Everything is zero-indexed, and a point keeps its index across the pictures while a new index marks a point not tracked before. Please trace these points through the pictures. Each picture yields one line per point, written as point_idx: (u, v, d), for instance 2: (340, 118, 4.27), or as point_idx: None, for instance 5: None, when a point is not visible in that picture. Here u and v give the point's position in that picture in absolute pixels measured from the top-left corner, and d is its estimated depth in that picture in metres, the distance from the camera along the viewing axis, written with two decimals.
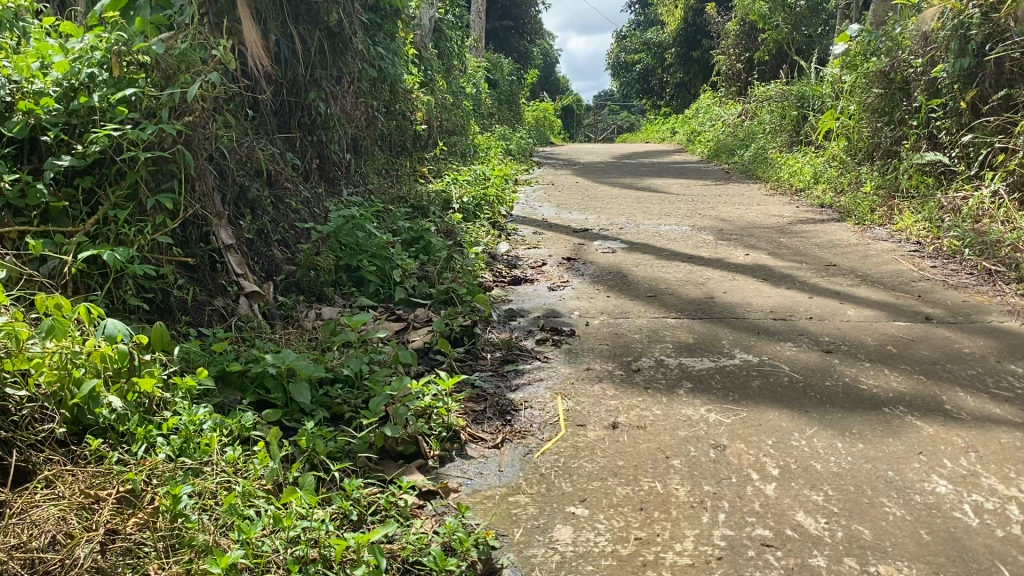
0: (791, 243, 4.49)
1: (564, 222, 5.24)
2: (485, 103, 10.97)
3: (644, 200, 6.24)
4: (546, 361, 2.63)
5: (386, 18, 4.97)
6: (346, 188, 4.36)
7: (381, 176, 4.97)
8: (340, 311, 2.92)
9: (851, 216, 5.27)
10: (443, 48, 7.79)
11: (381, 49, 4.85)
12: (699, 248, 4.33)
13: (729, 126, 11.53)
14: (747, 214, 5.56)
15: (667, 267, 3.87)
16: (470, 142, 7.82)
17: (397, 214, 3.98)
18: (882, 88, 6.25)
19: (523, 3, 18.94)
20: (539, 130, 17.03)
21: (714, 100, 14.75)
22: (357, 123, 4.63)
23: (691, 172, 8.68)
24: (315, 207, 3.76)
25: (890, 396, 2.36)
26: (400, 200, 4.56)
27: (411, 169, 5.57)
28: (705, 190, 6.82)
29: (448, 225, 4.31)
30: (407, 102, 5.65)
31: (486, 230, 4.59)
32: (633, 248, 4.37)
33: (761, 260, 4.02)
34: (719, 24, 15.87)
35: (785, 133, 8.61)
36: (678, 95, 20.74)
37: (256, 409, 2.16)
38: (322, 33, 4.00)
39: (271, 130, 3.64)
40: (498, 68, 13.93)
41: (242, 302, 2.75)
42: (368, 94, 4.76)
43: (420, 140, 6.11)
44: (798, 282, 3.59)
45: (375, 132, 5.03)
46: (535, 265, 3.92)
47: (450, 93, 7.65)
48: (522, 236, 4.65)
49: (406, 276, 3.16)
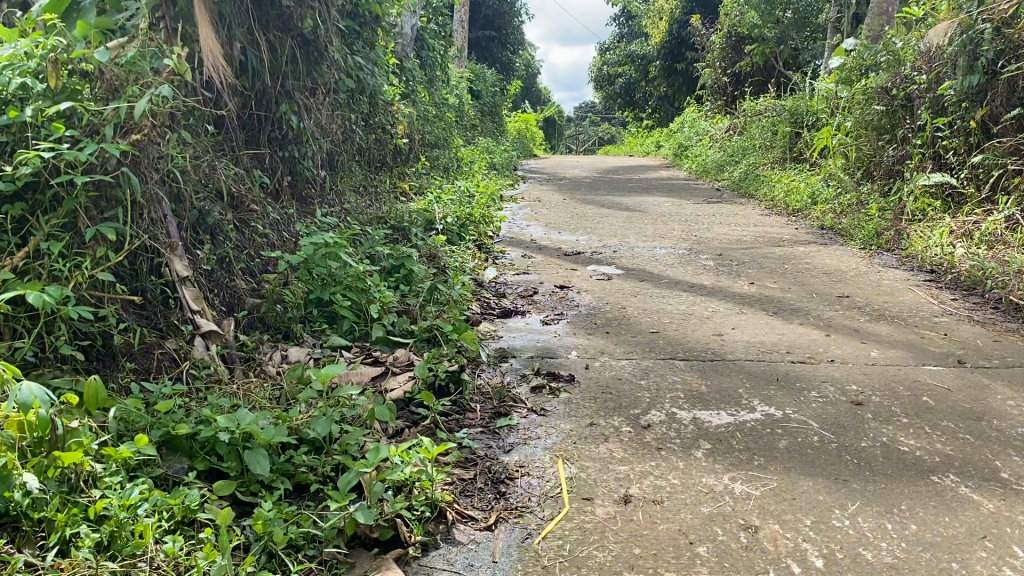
0: (796, 270, 4.22)
1: (553, 243, 4.95)
2: (467, 114, 10.67)
3: (636, 219, 5.97)
4: (543, 414, 2.33)
5: (366, 26, 4.67)
6: (320, 208, 4.04)
7: (359, 195, 4.66)
8: (310, 354, 2.59)
9: (855, 240, 5.01)
10: (425, 58, 7.49)
11: (361, 59, 4.54)
12: (699, 276, 4.05)
13: (717, 141, 11.29)
14: (745, 235, 5.30)
15: (668, 298, 3.58)
16: (453, 155, 7.52)
17: (375, 239, 3.67)
18: (884, 105, 6.01)
19: (507, 13, 18.70)
20: (522, 142, 16.76)
21: (700, 114, 14.53)
22: (332, 137, 4.31)
23: (680, 188, 8.43)
24: (285, 231, 3.44)
25: (937, 460, 2.06)
26: (379, 221, 4.25)
27: (392, 186, 5.26)
28: (697, 209, 6.56)
29: (430, 250, 3.99)
30: (388, 114, 5.34)
31: (471, 254, 4.28)
32: (629, 274, 4.09)
33: (767, 290, 3.74)
34: (704, 37, 15.67)
35: (777, 149, 8.37)
36: (661, 108, 20.54)
37: (206, 479, 1.84)
38: (296, 41, 3.68)
39: (237, 147, 3.32)
40: (480, 79, 13.65)
41: (198, 343, 2.45)
42: (345, 108, 4.44)
43: (402, 154, 5.80)
44: (812, 317, 3.30)
45: (353, 147, 4.72)
46: (525, 295, 3.62)
47: (432, 106, 7.35)
48: (509, 260, 4.35)
49: (384, 311, 2.84)
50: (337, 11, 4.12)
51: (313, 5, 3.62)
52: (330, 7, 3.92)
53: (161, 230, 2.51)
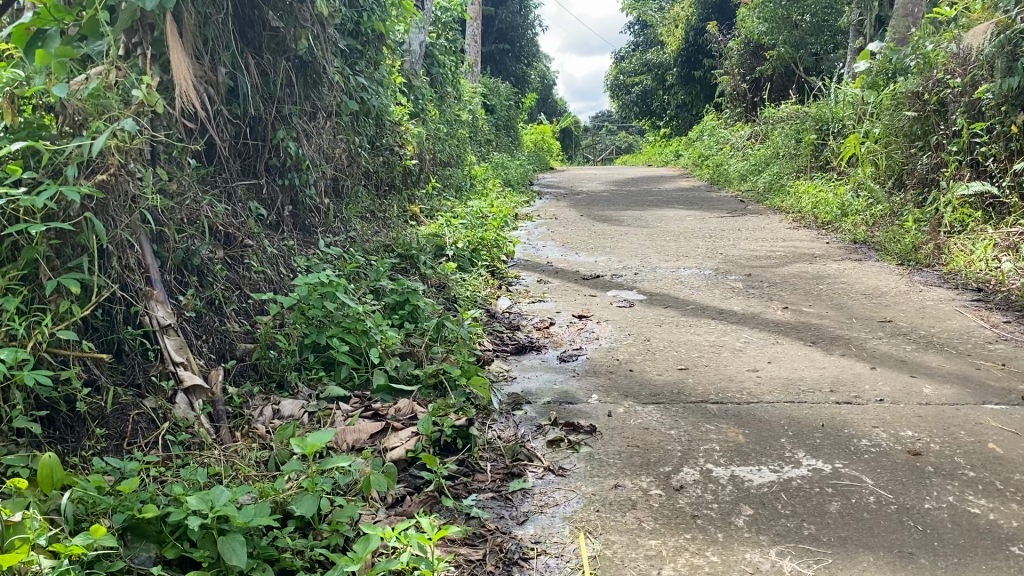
0: (830, 291, 3.96)
1: (571, 265, 4.71)
2: (481, 129, 10.47)
3: (657, 236, 5.72)
4: (561, 473, 2.08)
5: (369, 45, 4.46)
6: (324, 238, 3.83)
7: (366, 221, 4.44)
8: (305, 407, 2.36)
9: (891, 255, 4.73)
10: (436, 74, 7.29)
11: (365, 80, 4.33)
12: (728, 300, 3.79)
13: (738, 150, 11.02)
14: (772, 252, 5.04)
15: (695, 327, 3.32)
16: (466, 173, 7.31)
17: (380, 272, 3.44)
18: (915, 111, 5.73)
19: (520, 26, 18.53)
20: (538, 154, 16.55)
21: (719, 122, 14.26)
22: (335, 163, 4.11)
23: (702, 201, 8.17)
24: (282, 267, 3.22)
25: (1015, 526, 1.79)
26: (385, 249, 4.03)
27: (402, 210, 5.05)
28: (721, 224, 6.29)
29: (440, 280, 3.76)
30: (396, 135, 5.14)
31: (484, 282, 4.05)
32: (653, 299, 3.84)
33: (802, 316, 3.48)
34: (721, 44, 15.43)
35: (801, 158, 8.10)
36: (679, 116, 20.29)
37: (177, 570, 1.60)
38: (292, 63, 3.48)
39: (228, 180, 3.11)
40: (494, 93, 13.46)
41: (180, 399, 2.24)
42: (349, 132, 4.23)
43: (412, 176, 5.59)
44: (854, 347, 3.04)
45: (359, 172, 4.51)
46: (541, 327, 3.38)
47: (443, 124, 7.14)
48: (524, 287, 4.11)
49: (387, 355, 2.61)
50: (336, 30, 3.91)
51: (308, 25, 3.41)
52: (329, 26, 3.71)
53: (138, 276, 2.30)
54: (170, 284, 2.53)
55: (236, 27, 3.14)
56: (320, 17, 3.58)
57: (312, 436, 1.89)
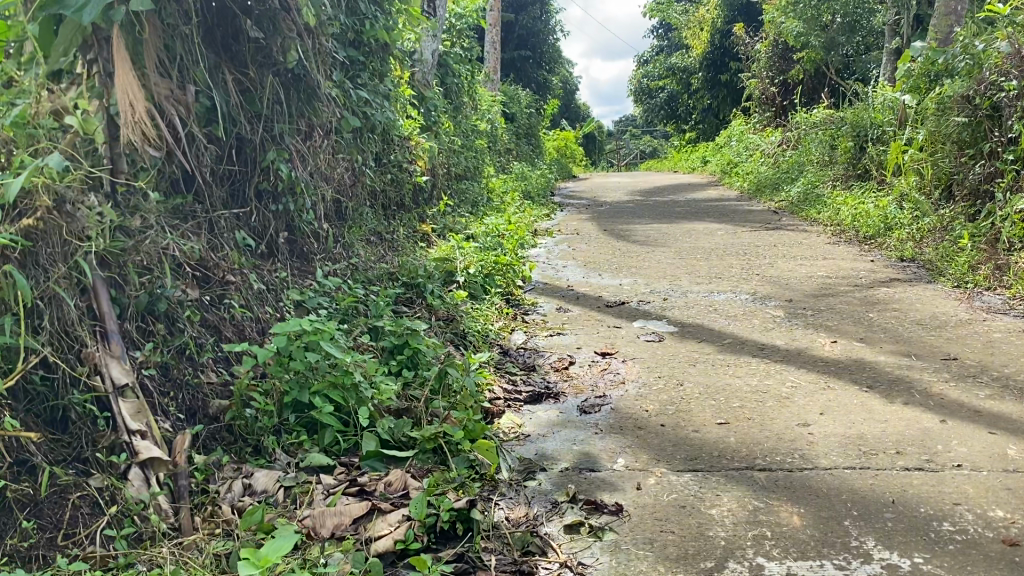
0: (883, 320, 3.57)
1: (593, 290, 4.36)
2: (501, 139, 10.15)
3: (686, 254, 5.35)
4: (580, 572, 1.72)
5: (373, 56, 4.14)
6: (322, 268, 3.50)
7: (372, 246, 4.11)
8: (282, 480, 2.03)
9: (944, 275, 4.33)
10: (451, 84, 6.97)
11: (369, 94, 4.00)
12: (768, 332, 3.42)
13: (769, 157, 10.60)
14: (812, 272, 4.65)
15: (734, 369, 2.95)
16: (483, 187, 6.98)
17: (380, 308, 3.11)
18: (965, 117, 5.32)
19: (542, 32, 18.21)
20: (560, 162, 16.17)
21: (747, 126, 13.81)
22: (335, 184, 3.78)
23: (732, 212, 7.77)
24: (270, 305, 2.90)
25: None
26: (390, 278, 3.69)
27: (412, 231, 4.72)
28: (755, 239, 5.90)
29: (450, 313, 3.42)
30: (405, 151, 4.82)
31: (498, 313, 3.70)
32: (684, 331, 3.48)
33: (855, 354, 3.10)
34: (748, 46, 14.99)
35: (838, 165, 7.68)
36: (705, 121, 19.84)
37: None
38: (282, 78, 3.15)
39: (208, 210, 2.80)
40: (514, 101, 13.13)
41: (133, 475, 1.88)
42: (352, 151, 3.91)
43: (424, 193, 5.26)
44: (918, 393, 2.65)
45: (363, 192, 4.19)
46: (559, 366, 3.03)
47: (459, 136, 6.80)
48: (542, 317, 3.77)
49: (380, 414, 2.27)
50: (334, 41, 3.58)
51: (297, 36, 3.08)
52: (324, 37, 3.39)
53: (83, 330, 1.97)
54: (133, 334, 2.20)
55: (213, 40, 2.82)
56: (312, 28, 3.25)
57: (265, 546, 1.64)
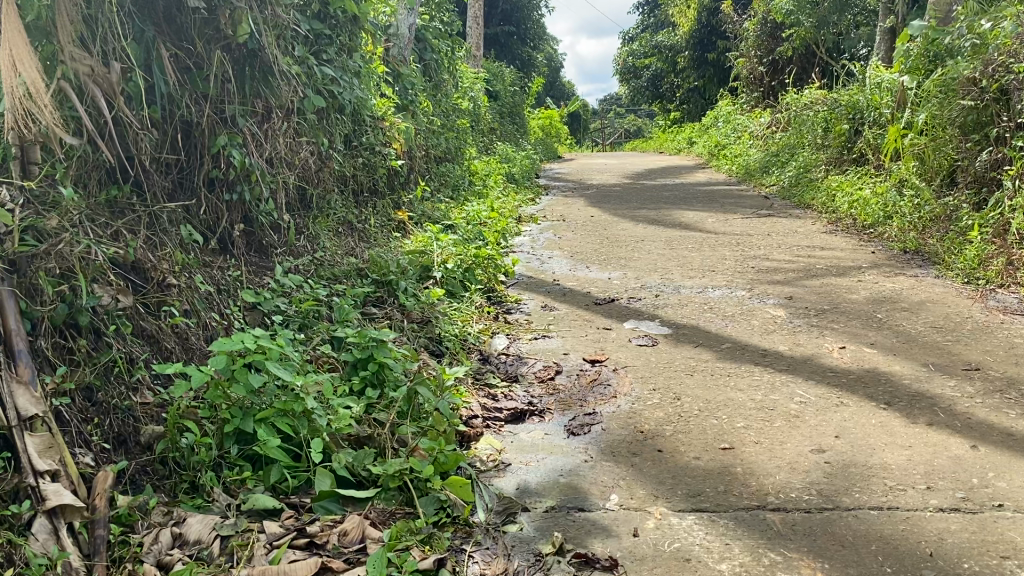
0: (893, 321, 3.30)
1: (579, 284, 4.07)
2: (484, 118, 9.80)
3: (676, 244, 5.08)
4: None
5: (340, 29, 3.80)
6: (281, 265, 3.19)
7: (340, 239, 3.80)
8: (219, 528, 1.72)
9: (952, 270, 4.07)
10: (429, 61, 6.63)
11: (335, 71, 3.67)
12: (770, 335, 3.14)
13: (758, 139, 10.32)
14: (812, 265, 4.38)
15: (736, 380, 2.67)
16: (463, 170, 6.66)
17: (345, 313, 2.81)
18: (971, 99, 5.06)
19: (526, 7, 17.80)
20: (544, 142, 15.82)
21: (734, 106, 13.52)
22: (297, 171, 3.46)
23: (722, 196, 7.50)
24: (217, 312, 2.59)
25: None
26: (358, 274, 3.39)
27: (384, 219, 4.40)
28: (748, 227, 5.63)
29: (424, 316, 3.12)
30: (378, 132, 4.50)
31: (477, 312, 3.41)
32: (679, 333, 3.20)
33: (867, 363, 2.82)
34: (737, 24, 14.67)
35: (832, 148, 7.40)
36: (690, 100, 19.52)
37: None
38: (231, 54, 2.83)
39: (146, 204, 2.51)
40: (498, 78, 12.75)
41: (38, 526, 1.57)
42: (317, 134, 3.59)
43: (400, 178, 4.94)
44: (943, 412, 2.38)
45: (330, 179, 3.87)
46: (543, 375, 2.75)
47: (438, 115, 6.47)
48: (524, 316, 3.48)
49: (336, 445, 1.97)
50: (295, 12, 3.25)
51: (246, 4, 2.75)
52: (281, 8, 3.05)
53: None
54: (48, 352, 1.90)
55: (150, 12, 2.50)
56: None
57: None
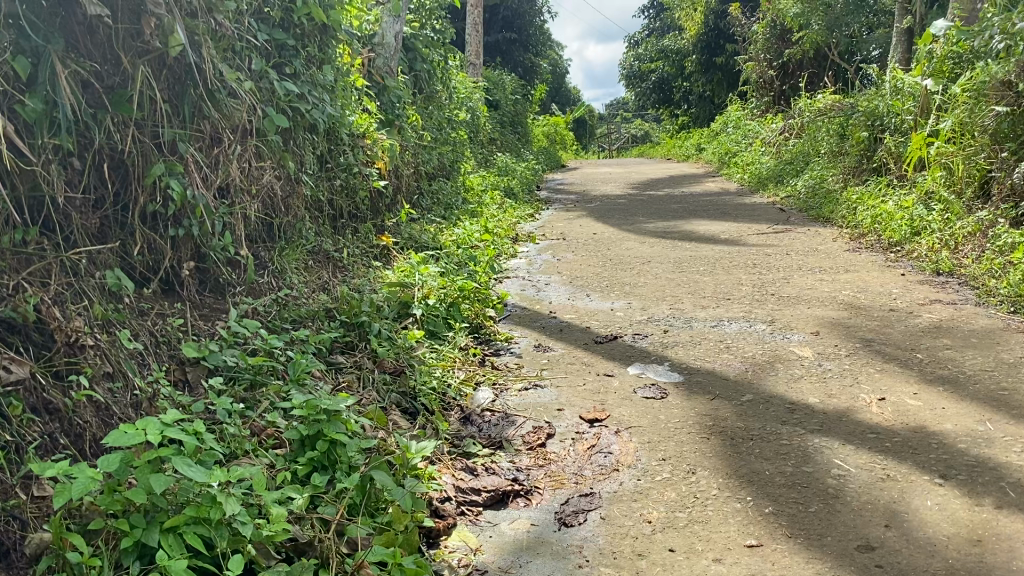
0: (935, 362, 2.89)
1: (577, 317, 3.68)
2: (483, 128, 9.43)
3: (685, 266, 4.68)
4: None
5: (308, 39, 3.43)
6: (236, 308, 2.81)
7: (310, 274, 3.41)
8: None
9: (995, 296, 3.66)
10: (420, 72, 6.26)
11: (302, 86, 3.29)
12: (796, 382, 2.75)
13: (770, 146, 9.91)
14: (836, 291, 3.98)
15: (761, 447, 2.26)
16: (457, 186, 6.29)
17: (300, 370, 2.41)
18: (1005, 106, 4.76)
19: (528, 14, 17.44)
20: (548, 151, 15.43)
21: (744, 112, 13.11)
22: (259, 200, 3.08)
23: (733, 209, 7.10)
24: (147, 376, 2.20)
25: None
26: (326, 316, 3.00)
27: (365, 247, 4.02)
28: (764, 245, 5.22)
29: (398, 366, 2.72)
30: (358, 151, 4.12)
31: (461, 356, 3.01)
32: (690, 380, 2.80)
33: (912, 420, 2.42)
34: (744, 28, 14.27)
35: (850, 156, 7.00)
36: (698, 106, 19.11)
37: None
38: (164, 69, 2.46)
39: (59, 249, 2.14)
40: (499, 87, 12.38)
41: None
42: (282, 157, 3.21)
43: (385, 199, 4.56)
44: (1014, 491, 1.97)
45: (300, 206, 3.49)
46: (533, 439, 2.35)
47: (430, 129, 6.10)
48: (515, 359, 3.08)
49: (265, 559, 1.58)
50: (246, 20, 2.86)
51: (164, 10, 2.35)
52: (224, 16, 2.69)
53: None
54: None
55: (58, 23, 2.14)
56: (203, 5, 2.56)
57: None
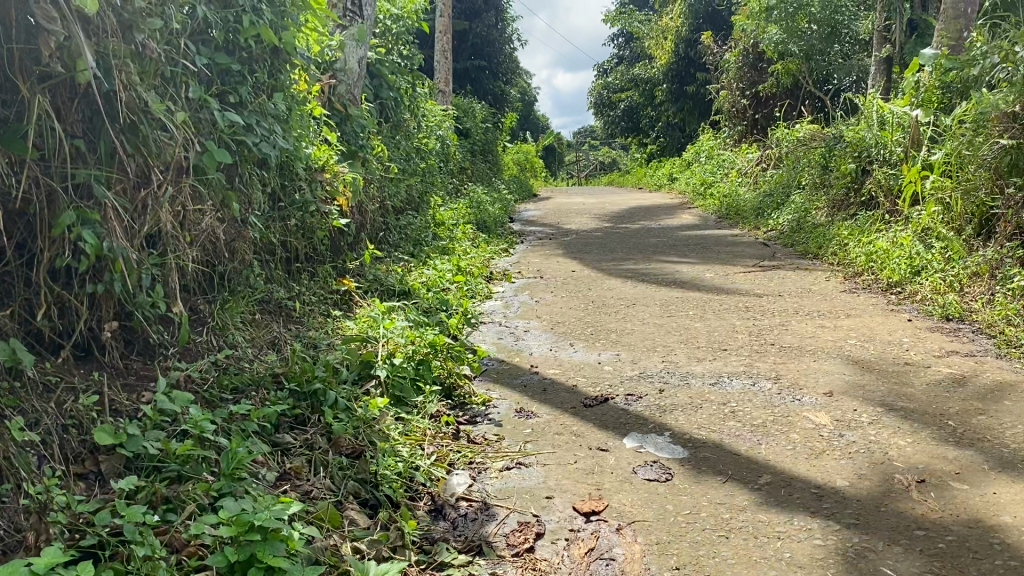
0: (972, 430, 2.55)
1: (560, 372, 3.30)
2: (453, 157, 9.06)
3: (673, 309, 4.33)
4: None
5: (258, 63, 3.04)
6: (167, 377, 2.40)
7: (258, 329, 3.00)
8: None
9: (1017, 348, 3.34)
10: (386, 99, 5.90)
11: (249, 117, 2.90)
12: (819, 459, 2.38)
13: (747, 176, 9.66)
14: (841, 339, 3.64)
15: (792, 549, 1.88)
16: (426, 220, 5.91)
17: (237, 458, 2.02)
18: (1010, 137, 4.55)
19: (498, 41, 17.17)
20: (518, 180, 15.10)
21: (717, 141, 12.89)
22: (197, 248, 2.68)
23: (715, 243, 6.79)
24: (44, 474, 1.79)
25: None
26: (273, 382, 2.60)
27: (323, 294, 3.62)
28: (754, 284, 4.90)
29: (357, 445, 2.33)
30: (317, 186, 3.73)
31: (431, 427, 2.61)
32: (697, 456, 2.43)
33: (965, 510, 2.06)
34: (717, 56, 14.10)
35: (835, 188, 6.73)
36: (668, 134, 18.94)
37: None
38: (76, 99, 2.07)
39: None
40: (469, 114, 12.04)
41: None
42: (226, 197, 2.81)
43: (346, 238, 4.16)
44: None
45: (248, 251, 3.09)
46: (519, 540, 1.96)
47: (396, 159, 5.73)
48: (493, 427, 2.70)
49: None
50: (180, 42, 2.48)
51: (72, 27, 1.96)
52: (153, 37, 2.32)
53: None
54: None
55: None
56: (126, 24, 2.18)
57: None
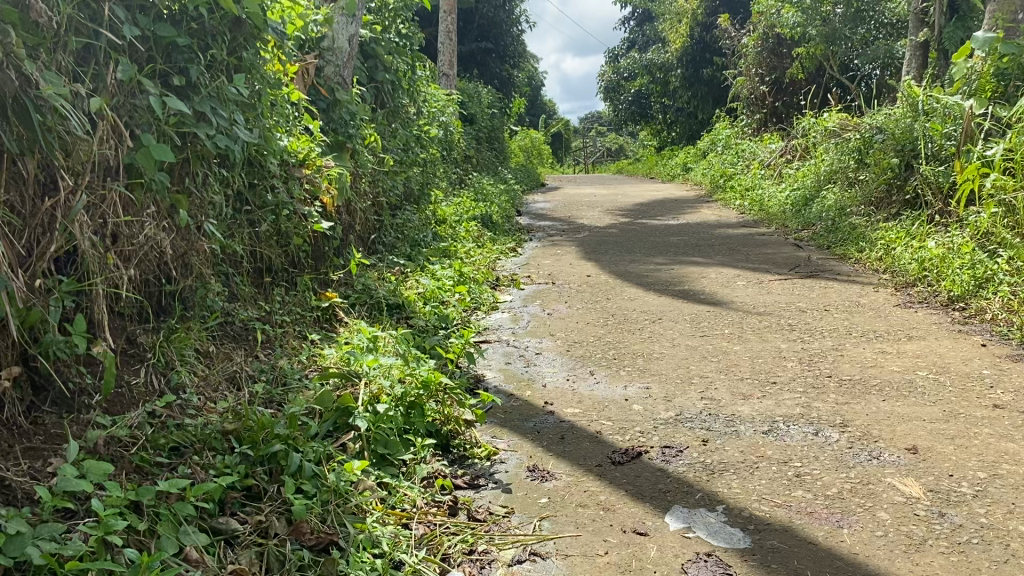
0: None
1: (580, 412, 2.75)
2: (457, 145, 8.49)
3: (705, 327, 3.78)
4: None
5: (212, 35, 2.49)
6: (81, 437, 1.86)
7: (215, 362, 2.46)
8: None
9: None
10: (382, 82, 5.34)
11: (201, 101, 2.35)
12: (921, 553, 1.84)
13: (770, 169, 9.07)
14: (909, 371, 3.09)
15: None
16: (425, 217, 5.36)
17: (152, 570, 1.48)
18: None
19: (505, 23, 16.52)
20: (525, 168, 14.49)
21: (735, 130, 12.29)
22: (132, 267, 2.14)
23: (742, 243, 6.22)
24: None
25: None
26: (224, 438, 2.06)
27: (300, 312, 3.08)
28: (794, 296, 4.34)
29: (324, 534, 1.78)
30: (294, 183, 3.19)
31: (421, 498, 2.07)
32: (763, 545, 1.89)
33: None
34: (734, 40, 13.47)
35: (873, 184, 6.15)
36: (680, 121, 18.29)
37: None
38: None
39: None
40: (475, 99, 11.45)
41: None
42: (171, 200, 2.27)
43: (331, 243, 3.61)
44: None
45: (204, 265, 2.54)
46: None
47: (393, 149, 5.17)
48: (499, 494, 2.15)
49: None
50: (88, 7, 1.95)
51: None
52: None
53: None
54: None
55: None
56: None
57: None
